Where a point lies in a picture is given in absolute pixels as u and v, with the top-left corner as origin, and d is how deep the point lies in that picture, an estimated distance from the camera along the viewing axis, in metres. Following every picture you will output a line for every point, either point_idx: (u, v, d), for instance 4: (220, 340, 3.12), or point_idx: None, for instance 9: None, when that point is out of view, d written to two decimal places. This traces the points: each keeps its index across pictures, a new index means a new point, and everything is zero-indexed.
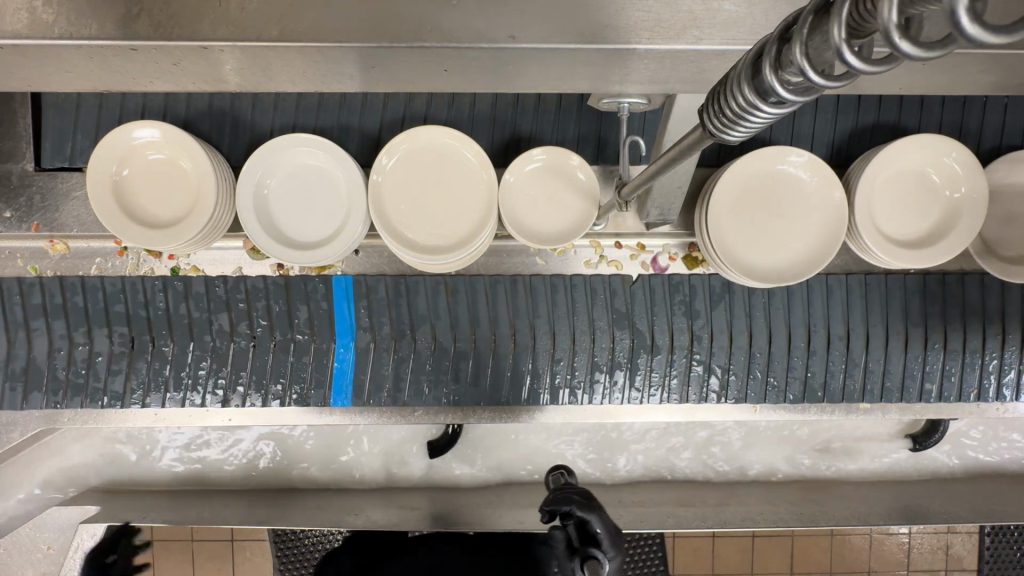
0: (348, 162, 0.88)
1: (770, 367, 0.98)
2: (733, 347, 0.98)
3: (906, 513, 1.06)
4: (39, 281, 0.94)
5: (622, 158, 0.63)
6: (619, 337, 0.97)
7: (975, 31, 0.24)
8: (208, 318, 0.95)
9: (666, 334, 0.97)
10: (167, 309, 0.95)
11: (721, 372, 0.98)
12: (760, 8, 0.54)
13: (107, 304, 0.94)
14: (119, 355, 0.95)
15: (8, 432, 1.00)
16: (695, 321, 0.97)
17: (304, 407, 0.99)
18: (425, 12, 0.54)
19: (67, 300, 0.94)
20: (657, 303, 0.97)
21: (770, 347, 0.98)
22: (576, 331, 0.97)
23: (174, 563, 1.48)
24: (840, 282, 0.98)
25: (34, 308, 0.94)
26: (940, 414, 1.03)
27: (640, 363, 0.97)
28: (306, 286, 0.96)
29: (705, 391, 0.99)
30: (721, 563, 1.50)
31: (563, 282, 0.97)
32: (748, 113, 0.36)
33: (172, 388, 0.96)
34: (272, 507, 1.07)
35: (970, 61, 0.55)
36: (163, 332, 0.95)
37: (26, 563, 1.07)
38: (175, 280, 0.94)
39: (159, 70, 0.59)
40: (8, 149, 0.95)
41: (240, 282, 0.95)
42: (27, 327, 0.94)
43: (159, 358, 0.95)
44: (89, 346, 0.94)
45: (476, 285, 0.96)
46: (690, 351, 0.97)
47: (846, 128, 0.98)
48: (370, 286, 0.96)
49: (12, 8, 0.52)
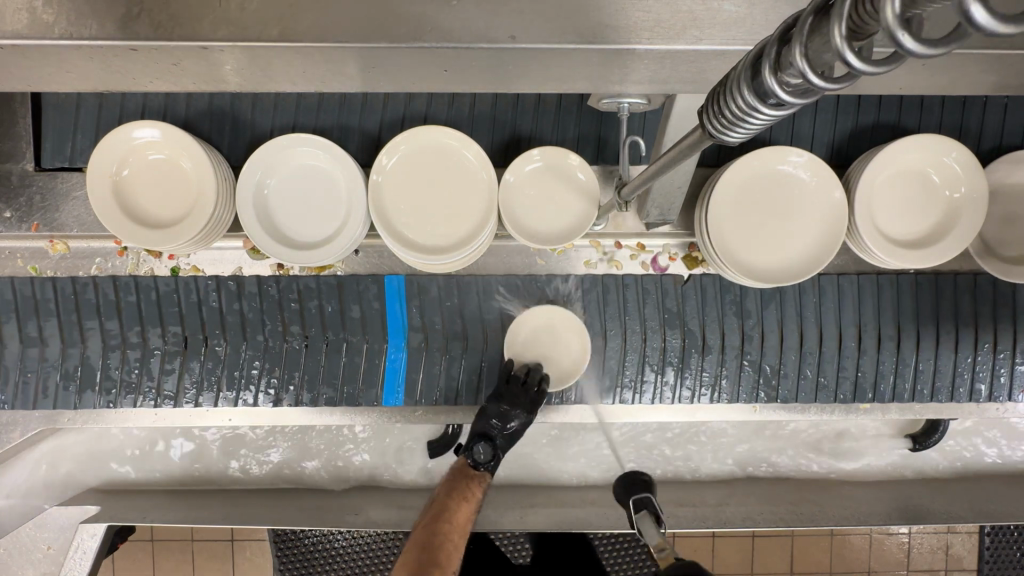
0: (347, 161, 0.87)
1: (822, 366, 0.99)
2: (785, 347, 0.98)
3: (906, 513, 1.06)
4: (93, 280, 0.95)
5: (622, 158, 0.63)
6: (670, 338, 0.97)
7: (985, 18, 0.24)
8: (261, 318, 0.96)
9: (718, 334, 0.98)
10: (221, 308, 0.96)
11: (772, 372, 0.99)
12: (760, 8, 0.54)
13: (161, 304, 0.95)
14: (171, 354, 0.96)
15: (8, 432, 1.00)
16: (747, 321, 0.98)
17: (305, 407, 0.99)
18: (425, 12, 0.54)
19: (121, 299, 0.95)
20: (709, 304, 0.98)
21: (822, 348, 0.98)
22: (629, 329, 0.98)
23: (175, 563, 1.49)
24: (891, 282, 0.98)
25: (88, 307, 0.95)
26: (940, 414, 1.03)
27: (692, 364, 0.98)
28: (358, 286, 0.96)
29: (761, 390, 0.99)
30: (721, 563, 1.50)
31: (614, 281, 0.98)
32: (749, 114, 0.36)
33: (225, 388, 0.97)
34: (272, 507, 1.07)
35: (969, 62, 0.55)
36: (215, 331, 0.96)
37: (26, 563, 1.06)
38: (228, 280, 0.95)
39: (158, 70, 0.58)
40: (8, 149, 0.95)
41: (292, 282, 0.96)
42: (81, 328, 0.95)
43: (212, 357, 0.97)
44: (143, 346, 0.96)
45: (527, 285, 0.98)
46: (741, 350, 0.98)
47: (846, 128, 0.98)
48: (422, 286, 0.97)
49: (12, 8, 0.52)
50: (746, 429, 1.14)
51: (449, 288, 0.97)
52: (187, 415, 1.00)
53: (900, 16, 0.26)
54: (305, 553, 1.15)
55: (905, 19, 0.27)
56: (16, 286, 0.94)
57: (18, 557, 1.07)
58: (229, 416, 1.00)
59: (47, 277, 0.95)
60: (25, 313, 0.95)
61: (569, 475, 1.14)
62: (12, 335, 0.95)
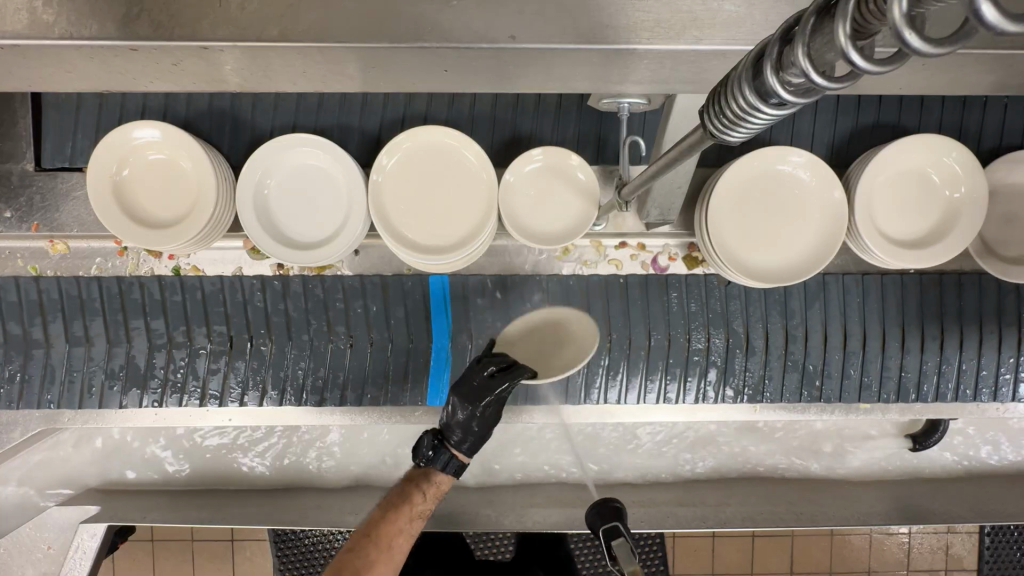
0: (346, 161, 0.87)
1: (865, 367, 0.99)
2: (828, 347, 0.98)
3: (906, 513, 1.06)
4: (138, 280, 0.94)
5: (622, 158, 0.63)
6: (714, 337, 0.97)
7: (996, 17, 0.24)
8: (306, 318, 0.96)
9: (762, 334, 0.98)
10: (266, 307, 0.96)
11: (816, 372, 0.99)
12: (760, 8, 0.54)
13: (207, 303, 0.95)
14: (217, 354, 0.96)
15: (8, 432, 1.00)
16: (791, 320, 0.98)
17: (306, 407, 0.99)
18: (425, 12, 0.54)
19: (167, 299, 0.95)
20: (753, 305, 0.98)
21: (864, 350, 0.98)
22: (672, 329, 0.97)
23: (175, 563, 1.49)
24: (934, 281, 0.98)
25: (134, 307, 0.95)
26: (940, 414, 1.03)
27: (735, 363, 0.98)
28: (403, 286, 0.96)
29: (806, 391, 1.00)
30: (722, 563, 1.50)
31: (657, 279, 0.98)
32: (750, 114, 0.36)
33: (270, 390, 0.97)
34: (271, 508, 1.07)
35: (968, 61, 0.55)
36: (261, 331, 0.96)
37: (26, 563, 1.07)
38: (274, 280, 0.95)
39: (157, 70, 0.58)
40: (8, 150, 0.95)
41: (337, 282, 0.96)
42: (128, 327, 0.95)
43: (258, 358, 0.96)
44: (189, 346, 0.96)
45: (569, 284, 0.97)
46: (786, 350, 0.98)
47: (846, 128, 0.98)
48: (465, 286, 0.97)
49: (12, 8, 0.52)
50: (746, 429, 1.14)
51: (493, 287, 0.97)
52: (186, 415, 0.99)
53: (906, 15, 0.26)
54: (305, 553, 1.15)
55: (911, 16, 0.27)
56: (62, 285, 0.94)
57: (18, 557, 1.07)
58: (229, 416, 1.00)
59: (93, 277, 0.95)
60: (71, 313, 0.95)
61: (569, 475, 1.14)
62: (58, 335, 0.95)
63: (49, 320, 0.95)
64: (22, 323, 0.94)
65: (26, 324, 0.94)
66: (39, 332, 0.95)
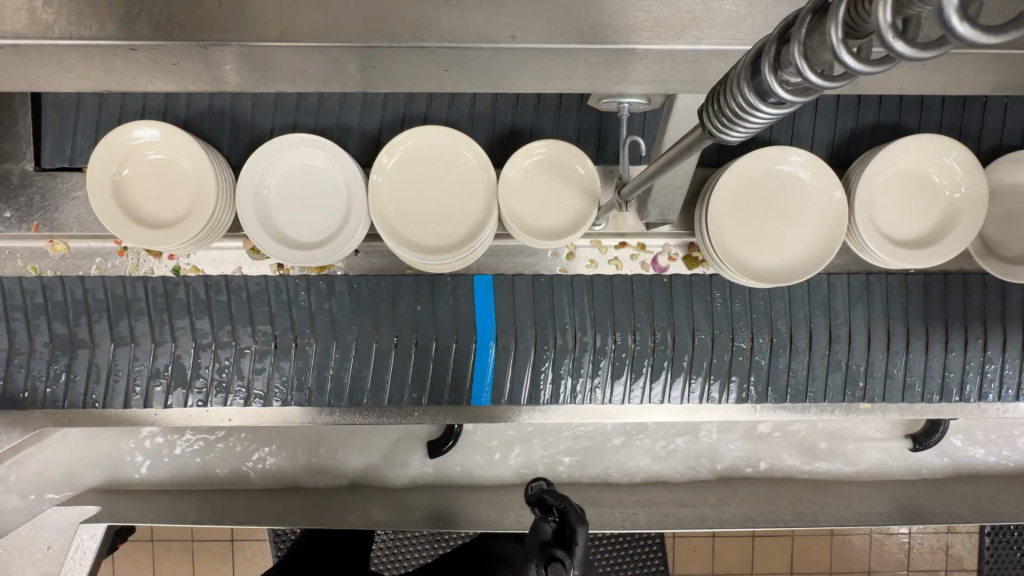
0: (347, 161, 0.88)
1: (909, 367, 0.98)
2: (871, 347, 0.97)
3: (907, 513, 1.06)
4: (185, 279, 0.94)
5: (622, 158, 0.63)
6: (757, 337, 0.96)
7: (966, 31, 0.24)
8: (351, 317, 0.94)
9: (805, 333, 0.97)
10: (311, 308, 0.94)
11: (861, 373, 0.98)
12: (760, 8, 0.54)
13: (252, 303, 0.94)
14: (262, 353, 0.94)
15: (7, 432, 1.00)
16: (834, 320, 0.97)
17: (303, 408, 0.98)
18: (425, 12, 0.54)
19: (212, 299, 0.94)
20: (796, 304, 0.97)
21: (908, 350, 0.98)
22: (716, 329, 0.96)
23: (175, 563, 1.49)
24: (978, 280, 0.98)
25: (179, 307, 0.93)
26: (940, 414, 1.03)
27: (779, 364, 0.98)
28: (448, 286, 0.95)
29: (849, 393, 0.99)
30: (722, 563, 1.50)
31: (700, 279, 0.97)
32: (748, 113, 0.36)
33: (315, 394, 0.95)
34: (271, 507, 1.06)
35: (967, 61, 0.55)
36: (305, 331, 0.94)
37: (26, 562, 1.07)
38: (319, 280, 0.94)
39: (156, 70, 0.58)
40: (8, 149, 0.95)
41: (381, 282, 0.95)
42: (173, 327, 0.93)
43: (303, 358, 0.95)
44: (234, 346, 0.94)
45: (614, 286, 0.96)
46: (829, 350, 0.97)
47: (846, 128, 0.98)
48: (510, 285, 0.96)
49: (12, 8, 0.52)
50: (747, 430, 1.15)
51: (540, 289, 0.96)
52: (187, 415, 0.99)
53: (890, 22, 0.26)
54: None
55: (901, 19, 0.27)
56: (108, 285, 0.93)
57: (18, 557, 1.07)
58: (229, 416, 0.99)
59: (140, 277, 0.94)
60: (116, 311, 0.93)
61: (569, 475, 1.14)
62: (104, 335, 0.93)
63: (94, 319, 0.93)
64: (68, 322, 0.93)
65: (72, 323, 0.93)
66: (84, 331, 0.93)
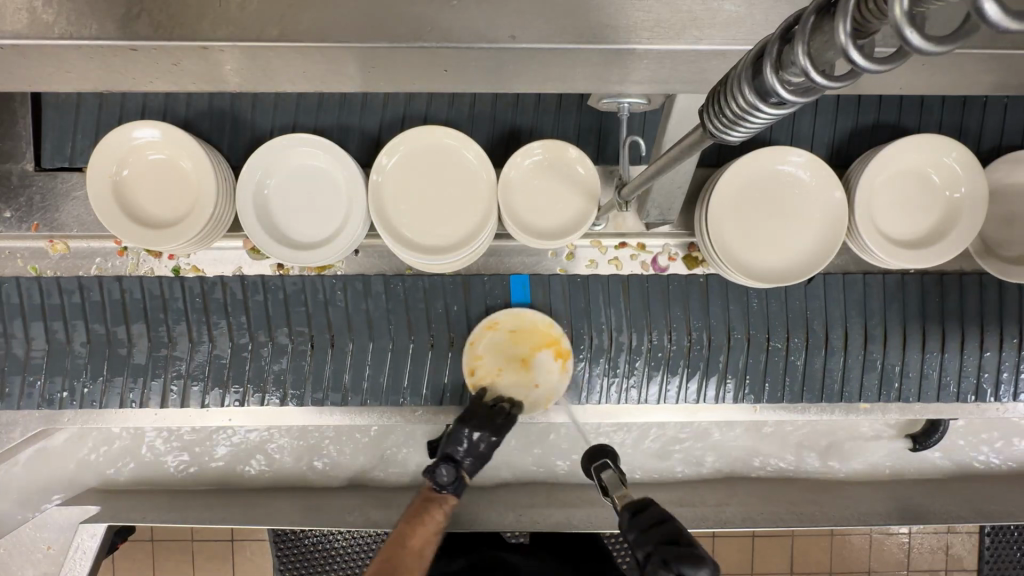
0: (347, 161, 0.87)
1: (944, 368, 0.99)
2: (907, 347, 0.98)
3: (907, 513, 1.06)
4: (221, 280, 0.94)
5: (622, 158, 0.63)
6: (793, 337, 0.97)
7: (999, 14, 0.24)
8: (387, 317, 0.96)
9: (841, 333, 0.98)
10: (347, 308, 0.96)
11: (897, 374, 0.99)
12: (760, 8, 0.54)
13: (289, 303, 0.95)
14: (299, 353, 0.96)
15: (7, 432, 1.01)
16: (870, 320, 0.98)
17: (304, 408, 0.99)
18: (425, 11, 0.54)
19: (249, 299, 0.95)
20: (833, 305, 0.98)
21: (943, 351, 0.98)
22: (752, 329, 0.97)
23: (175, 563, 1.49)
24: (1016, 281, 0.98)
25: (216, 307, 0.95)
26: (940, 414, 1.02)
27: (814, 364, 0.98)
28: (483, 285, 0.97)
29: (885, 393, 1.00)
30: (722, 563, 1.50)
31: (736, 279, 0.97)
32: (749, 113, 0.36)
33: (351, 392, 0.97)
34: (270, 507, 1.06)
35: (966, 61, 0.55)
36: (342, 331, 0.96)
37: (26, 563, 1.08)
38: (356, 280, 0.95)
39: (156, 70, 0.58)
40: (8, 149, 0.95)
41: (419, 282, 0.96)
42: (210, 327, 0.95)
43: (340, 358, 0.96)
44: (272, 345, 0.96)
45: (650, 287, 0.97)
46: (866, 349, 0.98)
47: (846, 128, 0.98)
48: (545, 284, 0.98)
49: (12, 8, 0.52)
50: (746, 429, 1.15)
51: (575, 288, 0.97)
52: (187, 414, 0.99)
53: (908, 12, 0.26)
54: (305, 554, 1.15)
55: (912, 14, 0.27)
56: (145, 285, 0.94)
57: (18, 557, 1.08)
58: (229, 416, 1.00)
59: (172, 277, 0.95)
60: (153, 312, 0.94)
61: (569, 475, 1.14)
62: (141, 335, 0.95)
63: (132, 321, 0.95)
64: (106, 323, 0.95)
65: (110, 324, 0.95)
66: (122, 332, 0.95)
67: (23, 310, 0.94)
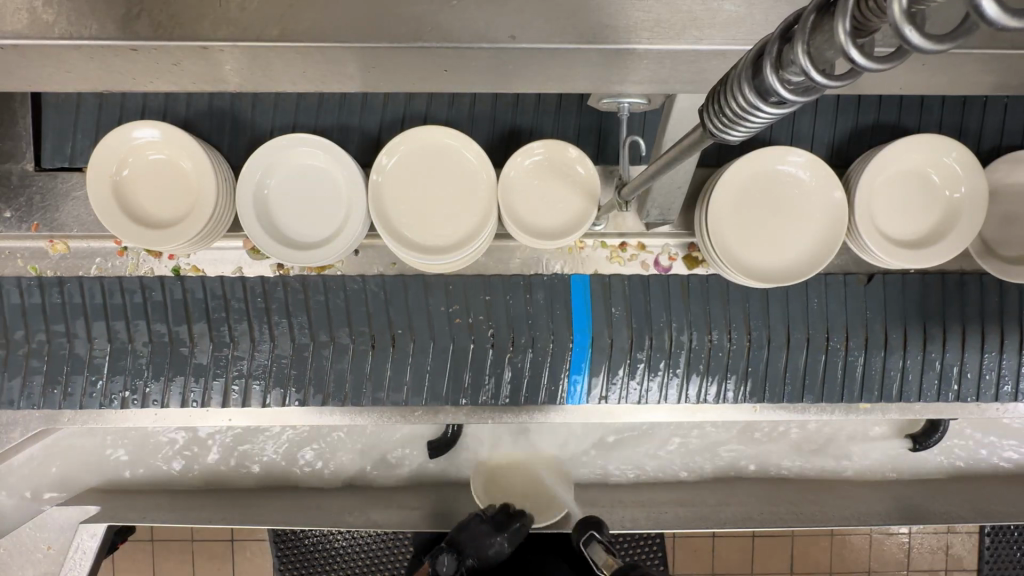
0: (346, 161, 0.87)
1: (1002, 368, 0.99)
2: (967, 347, 0.98)
3: (906, 513, 1.06)
4: (283, 279, 0.95)
5: (622, 158, 0.63)
6: (853, 338, 0.97)
7: (997, 12, 0.24)
8: (448, 317, 0.95)
9: (901, 332, 0.98)
10: (409, 307, 0.96)
11: (957, 373, 0.99)
12: (759, 8, 0.54)
13: (350, 303, 0.95)
14: (360, 353, 0.95)
15: (7, 432, 1.01)
16: (929, 320, 0.98)
17: (305, 408, 0.98)
18: (426, 11, 0.54)
19: (310, 299, 0.95)
20: (891, 305, 0.98)
21: (1001, 351, 0.98)
22: (811, 328, 0.97)
23: (175, 564, 1.49)
24: None
25: (277, 306, 0.95)
26: (940, 414, 1.02)
27: (874, 364, 0.98)
28: (544, 285, 0.97)
29: (943, 393, 1.00)
30: (722, 563, 1.50)
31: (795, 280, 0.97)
32: (749, 113, 0.36)
33: (411, 393, 0.96)
34: (269, 507, 1.06)
35: (962, 61, 0.55)
36: (404, 330, 0.95)
37: (26, 563, 1.07)
38: (416, 280, 0.96)
39: (155, 70, 0.58)
40: (8, 150, 0.95)
41: (481, 284, 0.96)
42: (271, 326, 0.95)
43: (401, 357, 0.96)
44: (333, 345, 0.95)
45: (710, 288, 0.97)
46: (925, 348, 0.98)
47: (845, 128, 0.98)
48: (605, 284, 0.97)
49: (12, 8, 0.52)
50: (746, 430, 1.15)
51: (636, 288, 0.97)
52: (185, 413, 0.99)
53: (906, 11, 0.26)
54: (305, 554, 1.15)
55: (913, 12, 0.27)
56: (207, 285, 0.95)
57: (18, 557, 1.08)
58: (229, 416, 0.99)
59: (172, 277, 0.95)
60: (216, 312, 0.95)
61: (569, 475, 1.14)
62: (203, 335, 0.94)
63: (193, 320, 0.94)
64: (168, 323, 0.94)
65: (172, 323, 0.94)
66: (184, 332, 0.94)
67: (85, 309, 0.94)
